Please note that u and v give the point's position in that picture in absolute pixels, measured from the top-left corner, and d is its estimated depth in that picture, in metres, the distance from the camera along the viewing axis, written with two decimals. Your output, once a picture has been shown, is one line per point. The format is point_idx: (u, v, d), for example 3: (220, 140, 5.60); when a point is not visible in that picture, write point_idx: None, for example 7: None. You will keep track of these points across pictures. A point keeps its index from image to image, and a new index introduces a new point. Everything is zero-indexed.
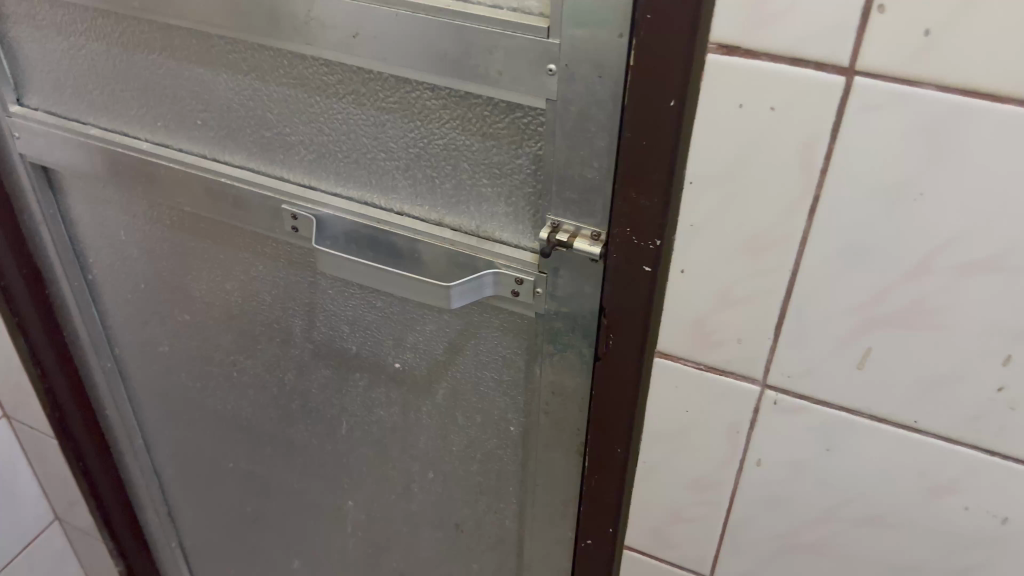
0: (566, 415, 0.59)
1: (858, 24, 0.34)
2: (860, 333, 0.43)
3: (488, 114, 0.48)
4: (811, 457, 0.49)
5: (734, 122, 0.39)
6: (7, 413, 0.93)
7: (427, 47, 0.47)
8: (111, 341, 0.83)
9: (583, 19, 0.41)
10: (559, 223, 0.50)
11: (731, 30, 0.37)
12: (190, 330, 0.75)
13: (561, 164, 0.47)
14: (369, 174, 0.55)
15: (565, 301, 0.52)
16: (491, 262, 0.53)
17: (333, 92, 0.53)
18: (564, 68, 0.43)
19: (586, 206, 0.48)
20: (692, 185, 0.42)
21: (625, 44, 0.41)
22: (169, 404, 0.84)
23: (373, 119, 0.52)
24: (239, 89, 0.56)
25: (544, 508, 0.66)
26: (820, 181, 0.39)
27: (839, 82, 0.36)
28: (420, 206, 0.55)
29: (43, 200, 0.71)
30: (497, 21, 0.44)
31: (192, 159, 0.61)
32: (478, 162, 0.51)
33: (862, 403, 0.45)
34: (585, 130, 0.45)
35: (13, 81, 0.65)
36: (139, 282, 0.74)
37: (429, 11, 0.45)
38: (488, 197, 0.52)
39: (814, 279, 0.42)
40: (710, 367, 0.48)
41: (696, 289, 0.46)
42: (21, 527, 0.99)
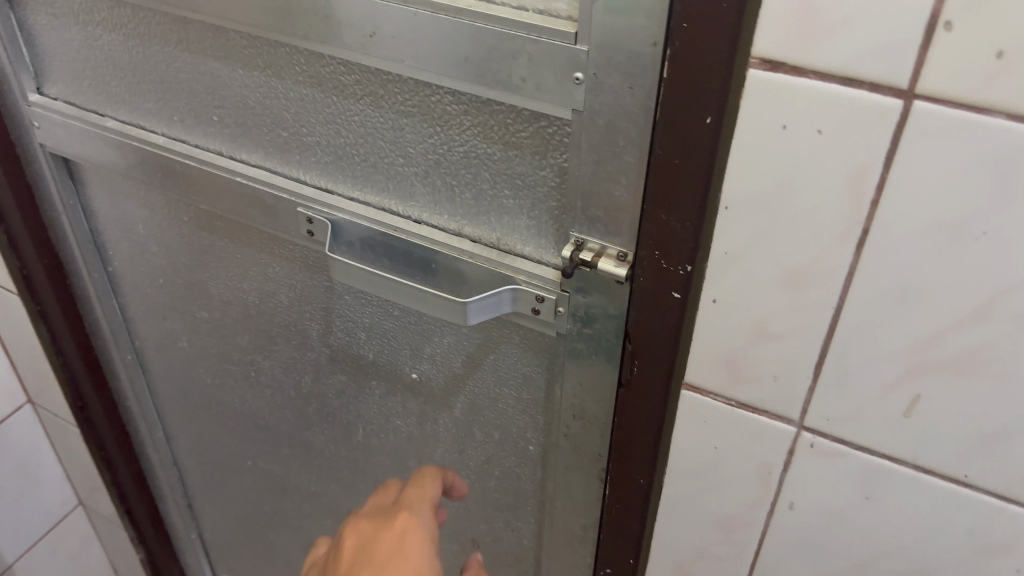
0: (587, 440, 0.56)
1: (920, 42, 0.30)
2: (908, 378, 0.39)
3: (511, 122, 0.45)
4: (849, 504, 0.45)
5: (775, 145, 0.35)
6: (31, 398, 0.93)
7: (447, 49, 0.43)
8: (132, 333, 0.81)
9: (613, 24, 0.38)
10: (584, 241, 0.46)
11: (776, 44, 0.33)
12: (208, 327, 0.73)
13: (588, 178, 0.44)
14: (387, 180, 0.52)
15: (588, 323, 0.49)
16: (511, 277, 0.50)
17: (350, 93, 0.50)
18: (593, 77, 0.40)
19: (613, 224, 0.45)
20: (727, 210, 0.39)
21: (658, 53, 0.37)
22: (188, 398, 0.83)
23: (391, 122, 0.50)
24: (255, 86, 0.53)
25: (562, 531, 0.62)
26: (870, 213, 0.35)
27: (895, 106, 0.32)
28: (439, 214, 0.52)
29: (64, 189, 0.70)
30: (520, 24, 0.40)
31: (208, 156, 0.59)
32: (499, 172, 0.48)
33: (907, 453, 0.41)
34: (613, 144, 0.41)
35: (33, 69, 0.64)
36: (158, 276, 0.72)
37: (449, 11, 0.42)
38: (510, 208, 0.49)
39: (859, 318, 0.38)
40: (742, 403, 0.45)
41: (728, 321, 0.42)
42: (45, 512, 0.99)
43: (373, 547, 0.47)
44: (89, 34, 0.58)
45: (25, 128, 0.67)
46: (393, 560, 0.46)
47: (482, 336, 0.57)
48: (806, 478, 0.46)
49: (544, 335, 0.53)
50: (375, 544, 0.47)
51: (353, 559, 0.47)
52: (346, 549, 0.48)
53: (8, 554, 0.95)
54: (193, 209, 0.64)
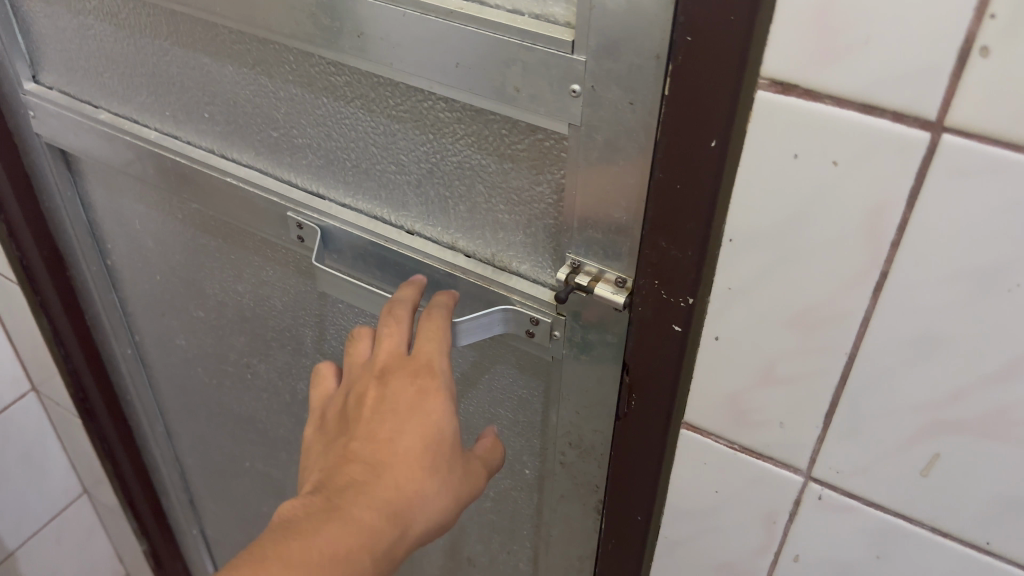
0: (584, 469, 0.52)
1: (951, 68, 0.26)
2: (925, 436, 0.35)
3: (506, 133, 0.42)
4: (859, 561, 0.41)
5: (786, 174, 0.32)
6: (35, 387, 0.91)
7: (437, 55, 0.40)
8: (132, 328, 0.80)
9: (613, 34, 0.34)
10: (581, 263, 0.43)
11: (788, 66, 0.29)
12: (205, 326, 0.71)
13: (587, 197, 0.40)
14: (379, 187, 0.50)
15: (585, 349, 0.46)
16: (506, 297, 0.47)
17: (340, 95, 0.47)
18: (590, 90, 0.36)
19: (612, 247, 0.41)
20: (732, 243, 0.35)
21: (661, 67, 0.34)
22: (188, 395, 0.81)
23: (382, 127, 0.46)
24: (245, 84, 0.51)
25: (558, 560, 0.59)
26: (889, 255, 0.31)
27: (921, 138, 0.28)
28: (433, 226, 0.49)
29: (62, 180, 0.68)
30: (513, 30, 0.37)
31: (199, 153, 0.56)
32: (494, 185, 0.45)
33: (924, 514, 0.38)
34: (612, 162, 0.38)
35: (29, 57, 0.61)
36: (157, 273, 0.70)
37: (439, 13, 0.39)
38: (506, 224, 0.46)
39: (874, 368, 0.35)
40: (745, 447, 0.41)
41: (731, 361, 0.39)
42: (49, 501, 0.98)
43: (396, 399, 0.42)
44: (81, 23, 0.56)
45: (21, 117, 0.65)
46: (418, 421, 0.41)
47: (477, 355, 0.54)
48: (812, 531, 0.42)
49: (540, 359, 0.50)
50: (397, 395, 0.42)
51: (372, 408, 0.42)
52: (366, 393, 0.43)
53: (10, 542, 0.94)
54: (187, 207, 0.61)
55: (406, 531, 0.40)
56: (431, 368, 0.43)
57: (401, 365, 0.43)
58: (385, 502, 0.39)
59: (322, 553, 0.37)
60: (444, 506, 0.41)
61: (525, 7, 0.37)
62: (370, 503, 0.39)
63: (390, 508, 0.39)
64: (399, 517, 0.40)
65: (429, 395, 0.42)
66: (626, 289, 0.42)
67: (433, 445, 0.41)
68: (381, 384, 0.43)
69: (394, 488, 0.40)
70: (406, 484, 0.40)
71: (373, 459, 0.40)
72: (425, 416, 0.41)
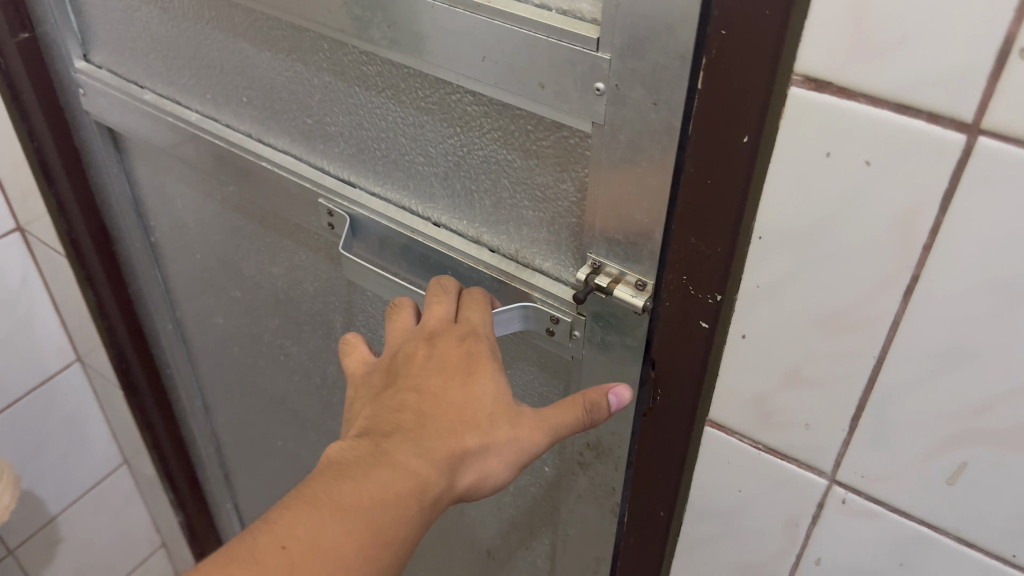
0: (602, 469, 0.52)
1: (990, 69, 0.26)
2: (953, 445, 0.35)
3: (531, 128, 0.42)
4: (882, 568, 0.41)
5: (818, 173, 0.31)
6: (80, 356, 0.93)
7: (464, 47, 0.40)
8: (173, 304, 0.81)
9: (639, 34, 0.34)
10: (602, 264, 0.43)
11: (823, 62, 0.29)
12: (242, 306, 0.72)
13: (610, 196, 0.40)
14: (407, 178, 0.50)
15: (605, 350, 0.46)
16: (527, 295, 0.47)
17: (372, 84, 0.47)
18: (615, 89, 0.36)
19: (633, 250, 0.41)
20: (761, 241, 0.34)
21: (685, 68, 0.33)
22: (225, 373, 0.82)
23: (412, 118, 0.47)
24: (281, 70, 0.51)
25: (575, 560, 0.60)
26: (921, 260, 0.31)
27: (956, 141, 0.28)
28: (459, 219, 0.49)
29: (111, 158, 0.70)
30: (539, 25, 0.37)
31: (235, 137, 0.57)
32: (519, 182, 0.45)
33: (949, 523, 0.37)
34: (635, 163, 0.38)
35: (80, 36, 0.63)
36: (197, 252, 0.72)
37: (468, 6, 0.39)
38: (530, 221, 0.46)
39: (903, 374, 0.34)
40: (769, 448, 0.41)
41: (758, 360, 0.38)
42: (91, 468, 1.01)
43: (443, 358, 0.42)
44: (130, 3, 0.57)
45: (73, 94, 0.67)
46: (462, 379, 0.41)
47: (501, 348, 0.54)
48: (834, 536, 0.41)
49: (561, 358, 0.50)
50: (444, 354, 0.42)
51: (418, 366, 0.42)
52: (413, 354, 0.43)
53: (51, 507, 0.97)
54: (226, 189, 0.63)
55: (453, 482, 0.39)
56: (476, 332, 0.43)
57: (447, 330, 0.43)
58: (433, 450, 0.39)
59: (373, 496, 0.37)
60: (495, 462, 0.40)
61: (552, 1, 0.37)
62: (419, 449, 0.39)
63: (441, 459, 0.39)
64: (447, 466, 0.39)
65: (474, 356, 0.42)
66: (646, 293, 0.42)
67: (480, 401, 0.41)
68: (428, 345, 0.43)
69: (440, 438, 0.39)
70: (453, 434, 0.40)
71: (419, 410, 0.40)
72: (471, 375, 0.41)
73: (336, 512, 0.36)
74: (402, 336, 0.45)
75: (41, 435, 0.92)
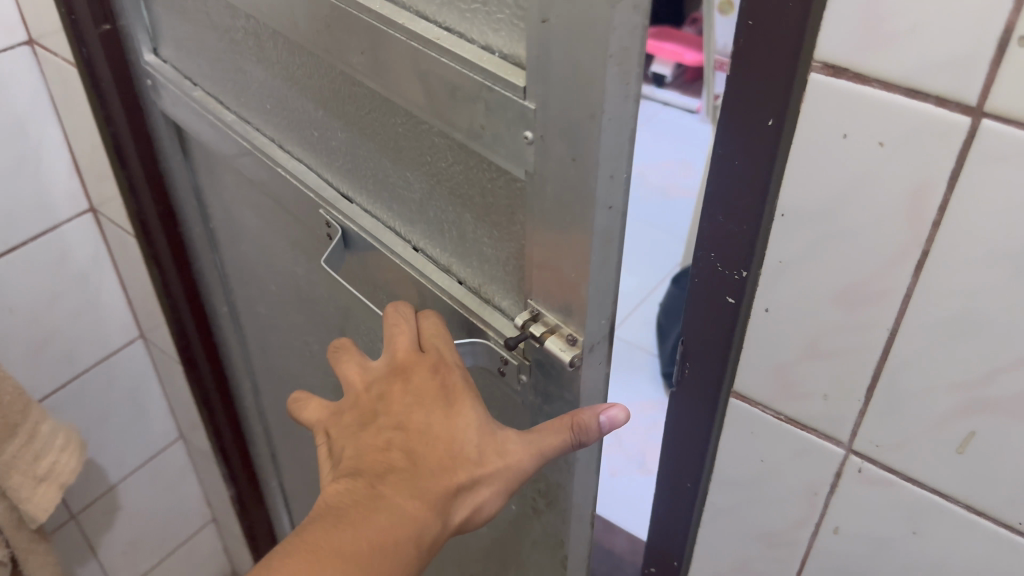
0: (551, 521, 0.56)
1: (992, 56, 0.28)
2: (962, 413, 0.37)
3: (487, 168, 0.44)
4: (896, 537, 0.43)
5: (837, 153, 0.34)
6: (143, 332, 0.97)
7: (420, 79, 0.42)
8: (229, 288, 0.86)
9: (556, 88, 0.36)
10: (539, 313, 0.46)
11: (840, 50, 0.31)
12: (277, 302, 0.77)
13: (546, 244, 0.42)
14: (393, 200, 0.53)
15: (547, 397, 0.48)
16: (481, 329, 0.49)
17: (361, 108, 0.51)
18: (540, 140, 0.38)
19: (564, 304, 0.43)
20: (784, 218, 0.37)
21: (596, 126, 0.35)
22: (269, 359, 0.87)
23: (394, 145, 0.50)
24: (293, 86, 0.55)
25: None
26: (931, 235, 0.33)
27: (962, 123, 0.30)
28: (435, 244, 0.52)
29: (174, 143, 0.75)
30: (479, 68, 0.38)
31: (259, 141, 0.61)
32: (479, 219, 0.47)
33: (959, 491, 0.39)
34: (562, 216, 0.40)
35: (150, 34, 0.68)
36: (244, 243, 0.76)
37: (420, 42, 0.40)
38: (489, 256, 0.49)
39: (916, 345, 0.36)
40: (791, 419, 0.43)
41: (780, 331, 0.41)
42: (149, 440, 1.06)
43: (422, 393, 0.45)
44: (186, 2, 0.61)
45: (144, 86, 0.72)
46: (443, 413, 0.44)
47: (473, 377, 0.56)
48: (850, 504, 0.44)
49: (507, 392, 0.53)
50: (423, 389, 0.45)
51: (396, 403, 0.45)
52: (391, 391, 0.45)
53: (112, 475, 1.02)
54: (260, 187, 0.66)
55: (446, 517, 0.42)
56: (446, 364, 0.46)
57: (420, 364, 0.46)
58: (426, 489, 0.42)
59: (372, 541, 0.40)
60: (485, 493, 0.43)
61: (496, 45, 0.39)
62: (412, 489, 0.42)
63: (434, 496, 0.42)
64: (440, 503, 0.42)
65: (450, 387, 0.45)
66: (575, 348, 0.44)
67: (464, 431, 0.43)
68: (405, 382, 0.45)
69: (431, 475, 0.42)
70: (443, 470, 0.43)
71: (406, 448, 0.43)
72: (451, 408, 0.44)
73: (340, 562, 0.39)
74: (372, 374, 0.47)
75: (104, 407, 0.97)
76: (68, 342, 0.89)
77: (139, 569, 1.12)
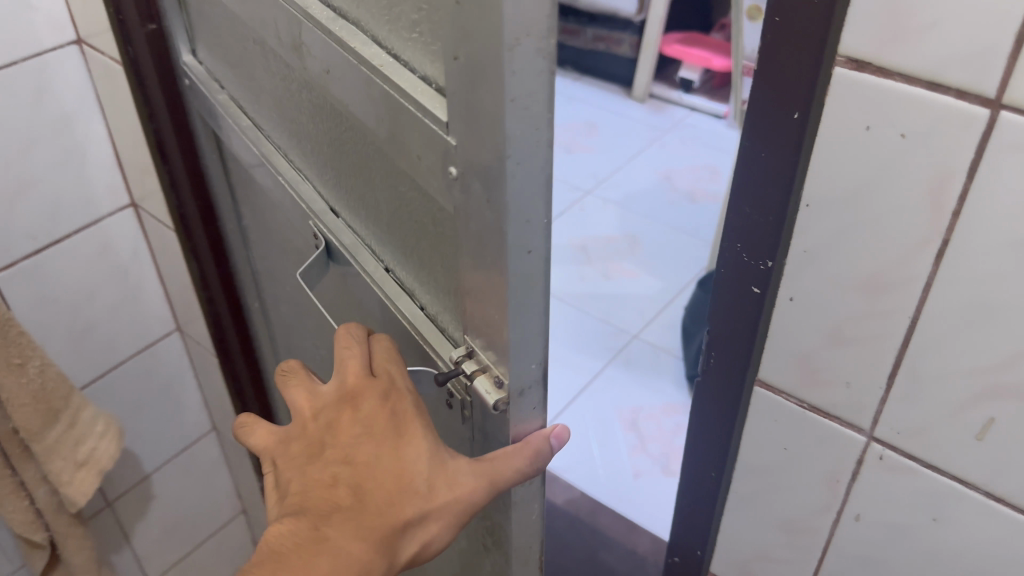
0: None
1: (1010, 50, 0.29)
2: (981, 399, 0.38)
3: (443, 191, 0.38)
4: (915, 523, 0.44)
5: (860, 145, 0.35)
6: (179, 325, 1.00)
7: (364, 95, 0.37)
8: (258, 287, 0.87)
9: (469, 126, 0.30)
10: (472, 349, 0.40)
11: (863, 44, 0.33)
12: (284, 307, 0.78)
13: (479, 289, 0.36)
14: (372, 216, 0.48)
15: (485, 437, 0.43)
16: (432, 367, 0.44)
17: (330, 115, 0.46)
18: (462, 177, 0.32)
19: (491, 349, 0.37)
20: (809, 208, 0.38)
21: (509, 171, 0.29)
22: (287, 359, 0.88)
23: (361, 157, 0.45)
24: (280, 87, 0.51)
25: None
26: (951, 224, 0.34)
27: (981, 115, 0.31)
28: (409, 269, 0.47)
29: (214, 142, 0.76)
30: (407, 92, 0.33)
31: (262, 142, 0.57)
32: (433, 247, 0.42)
33: (978, 478, 0.40)
34: (486, 264, 0.34)
35: (188, 36, 0.69)
36: (262, 244, 0.76)
37: (360, 58, 0.36)
38: (444, 288, 0.43)
39: (936, 333, 0.37)
40: (814, 407, 0.45)
41: (804, 319, 0.42)
42: (183, 431, 1.08)
43: (371, 423, 0.41)
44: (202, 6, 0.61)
45: (184, 86, 0.73)
46: (393, 443, 0.40)
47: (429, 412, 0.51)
48: (873, 491, 0.45)
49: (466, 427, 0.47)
50: (372, 419, 0.41)
51: (345, 434, 0.41)
52: (339, 420, 0.42)
53: (146, 465, 1.04)
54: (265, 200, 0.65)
55: (394, 554, 0.40)
56: (397, 388, 0.41)
57: (370, 389, 0.41)
58: (372, 529, 0.39)
59: None
60: (436, 529, 0.40)
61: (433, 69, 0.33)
62: (358, 529, 0.39)
63: (381, 536, 0.39)
64: (387, 541, 0.39)
65: (400, 415, 0.40)
66: (501, 392, 0.38)
67: (414, 463, 0.40)
68: (352, 410, 0.41)
69: (378, 514, 0.40)
70: (392, 507, 0.40)
71: (353, 483, 0.40)
72: (401, 437, 0.40)
73: None
74: (321, 400, 0.43)
75: (139, 398, 0.99)
76: (106, 335, 0.91)
77: (171, 557, 1.15)
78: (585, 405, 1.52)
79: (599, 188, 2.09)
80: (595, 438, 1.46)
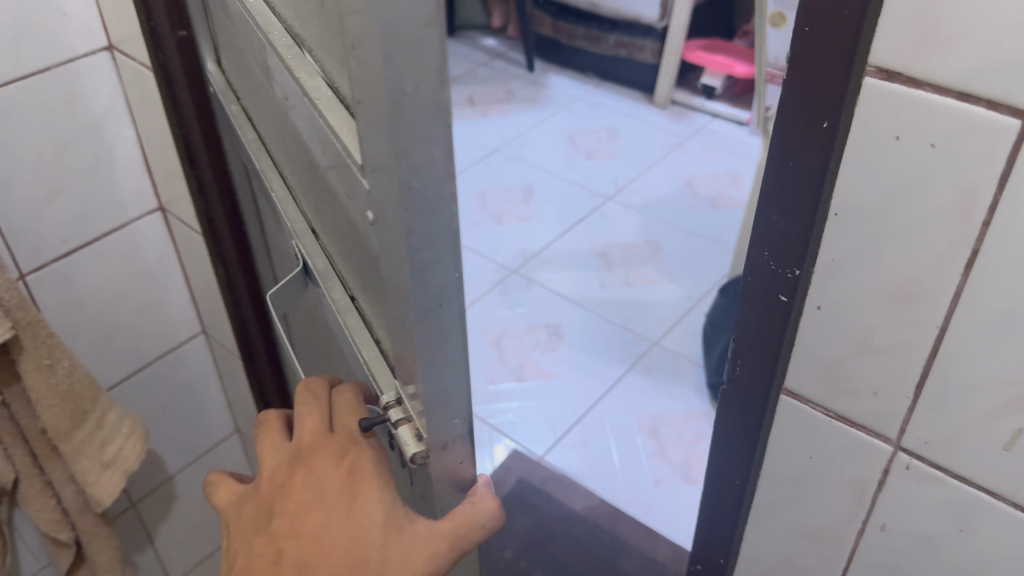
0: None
1: None
2: (1011, 410, 0.37)
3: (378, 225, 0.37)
4: (941, 533, 0.44)
5: (889, 154, 0.35)
6: (205, 329, 1.00)
7: (314, 126, 0.37)
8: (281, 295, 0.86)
9: (373, 172, 0.30)
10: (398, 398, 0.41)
11: (893, 54, 0.33)
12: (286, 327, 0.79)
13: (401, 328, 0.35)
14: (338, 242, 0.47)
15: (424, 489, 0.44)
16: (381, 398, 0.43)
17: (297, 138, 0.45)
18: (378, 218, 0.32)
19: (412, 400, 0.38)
20: (838, 217, 0.38)
21: (409, 217, 0.29)
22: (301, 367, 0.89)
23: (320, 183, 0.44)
24: (268, 107, 0.51)
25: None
26: (981, 235, 0.34)
27: (1012, 126, 0.31)
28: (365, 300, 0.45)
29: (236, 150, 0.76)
30: (338, 131, 0.34)
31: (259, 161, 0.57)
32: (374, 284, 0.40)
33: (1006, 489, 0.40)
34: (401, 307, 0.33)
35: (212, 42, 0.68)
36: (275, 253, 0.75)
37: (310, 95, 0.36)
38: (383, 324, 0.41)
39: (966, 342, 0.37)
40: (841, 416, 0.44)
41: (831, 328, 0.42)
42: (207, 433, 1.09)
43: (324, 486, 0.41)
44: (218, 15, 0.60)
45: (209, 93, 0.72)
46: (345, 507, 0.40)
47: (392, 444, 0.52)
48: (899, 500, 0.45)
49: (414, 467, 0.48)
50: (325, 482, 0.41)
51: (297, 498, 0.42)
52: (293, 480, 0.42)
53: (170, 466, 1.05)
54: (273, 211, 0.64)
55: None
56: (354, 446, 0.42)
57: (325, 447, 0.42)
58: None
59: None
60: None
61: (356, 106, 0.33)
62: None
63: None
64: None
65: (354, 478, 0.41)
66: (420, 443, 0.39)
67: (363, 530, 0.39)
68: (306, 471, 0.42)
69: None
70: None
71: (299, 549, 0.40)
72: (352, 503, 0.40)
73: None
74: (279, 457, 0.44)
75: (165, 401, 1.00)
76: (134, 336, 0.92)
77: (194, 557, 1.16)
78: (605, 412, 1.52)
79: (620, 195, 2.08)
80: (615, 445, 1.46)
